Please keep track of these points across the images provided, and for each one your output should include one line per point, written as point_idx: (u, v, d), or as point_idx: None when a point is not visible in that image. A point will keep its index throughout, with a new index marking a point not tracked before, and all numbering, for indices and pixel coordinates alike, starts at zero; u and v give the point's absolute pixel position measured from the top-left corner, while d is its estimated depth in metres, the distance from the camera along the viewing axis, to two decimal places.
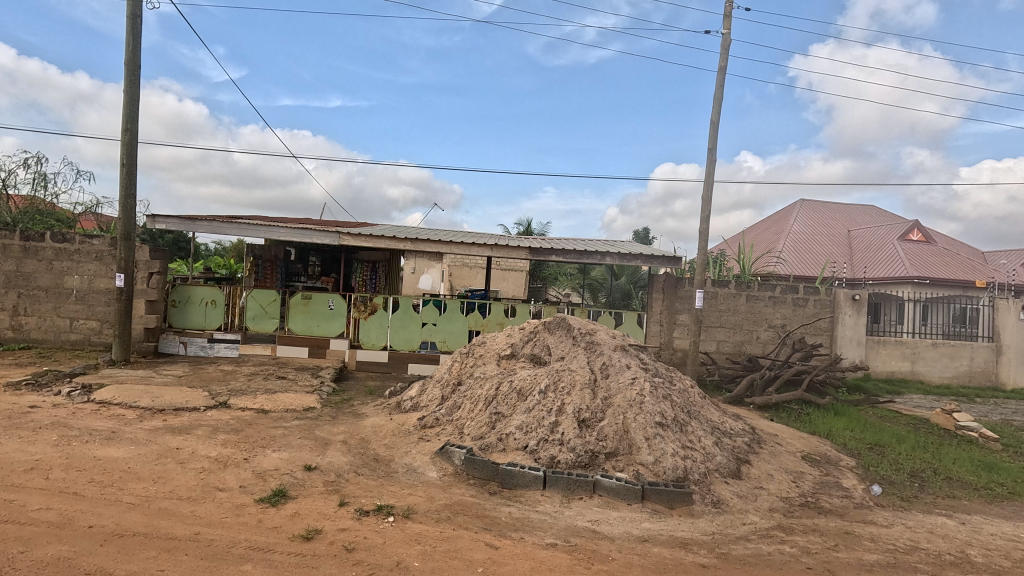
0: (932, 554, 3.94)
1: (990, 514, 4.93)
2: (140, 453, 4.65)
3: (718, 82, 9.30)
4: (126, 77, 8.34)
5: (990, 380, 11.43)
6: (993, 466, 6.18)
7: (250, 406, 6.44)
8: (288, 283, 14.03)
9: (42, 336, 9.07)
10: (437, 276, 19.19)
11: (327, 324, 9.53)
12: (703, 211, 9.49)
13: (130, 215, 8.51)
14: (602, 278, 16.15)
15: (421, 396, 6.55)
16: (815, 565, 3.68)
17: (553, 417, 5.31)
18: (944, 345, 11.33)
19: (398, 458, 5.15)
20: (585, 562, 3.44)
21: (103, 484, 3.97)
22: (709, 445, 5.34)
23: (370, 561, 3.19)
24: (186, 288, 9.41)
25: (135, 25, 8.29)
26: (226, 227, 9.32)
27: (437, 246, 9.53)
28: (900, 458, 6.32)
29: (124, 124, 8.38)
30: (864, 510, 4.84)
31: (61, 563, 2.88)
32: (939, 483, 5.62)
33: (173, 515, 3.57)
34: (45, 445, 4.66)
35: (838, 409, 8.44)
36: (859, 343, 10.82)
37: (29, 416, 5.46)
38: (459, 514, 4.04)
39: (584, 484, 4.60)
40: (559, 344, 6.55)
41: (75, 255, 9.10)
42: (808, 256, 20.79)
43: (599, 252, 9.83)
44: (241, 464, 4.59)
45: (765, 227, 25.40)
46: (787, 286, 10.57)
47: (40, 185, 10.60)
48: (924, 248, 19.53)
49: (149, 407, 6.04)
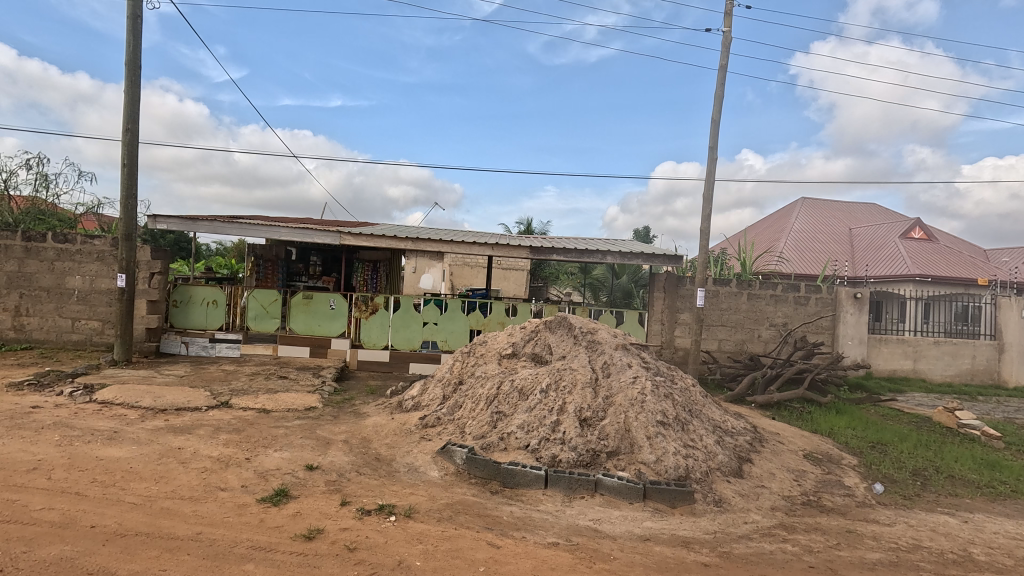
0: (935, 553, 3.93)
1: (992, 512, 4.93)
2: (142, 453, 4.65)
3: (718, 80, 9.29)
4: (127, 77, 8.34)
5: (992, 378, 11.41)
6: (996, 464, 6.17)
7: (252, 405, 6.45)
8: (289, 283, 14.03)
9: (44, 337, 9.09)
10: (438, 275, 19.18)
11: (328, 324, 9.53)
12: (704, 210, 9.48)
13: (131, 215, 8.52)
14: (603, 277, 16.14)
15: (422, 396, 6.55)
16: (818, 563, 3.67)
17: (554, 416, 5.31)
18: (946, 344, 11.31)
19: (399, 458, 5.15)
20: (587, 561, 3.45)
21: (105, 484, 3.98)
22: (711, 444, 5.33)
23: (372, 560, 3.19)
24: (188, 288, 9.42)
25: (136, 25, 8.29)
26: (227, 227, 9.32)
27: (438, 245, 9.53)
28: (902, 456, 6.31)
29: (125, 124, 8.38)
30: (867, 508, 4.84)
31: (64, 563, 2.88)
32: (941, 482, 5.61)
33: (175, 515, 3.57)
34: (47, 445, 4.66)
35: (839, 408, 8.43)
36: (861, 341, 10.81)
37: (31, 416, 5.47)
38: (461, 513, 4.03)
39: (585, 483, 4.60)
40: (560, 343, 6.54)
41: (76, 255, 9.11)
42: (809, 255, 20.76)
43: (599, 251, 9.82)
44: (242, 464, 4.60)
45: (766, 226, 25.39)
46: (788, 285, 10.56)
47: (42, 185, 10.61)
48: (926, 246, 19.50)
49: (150, 408, 6.04)
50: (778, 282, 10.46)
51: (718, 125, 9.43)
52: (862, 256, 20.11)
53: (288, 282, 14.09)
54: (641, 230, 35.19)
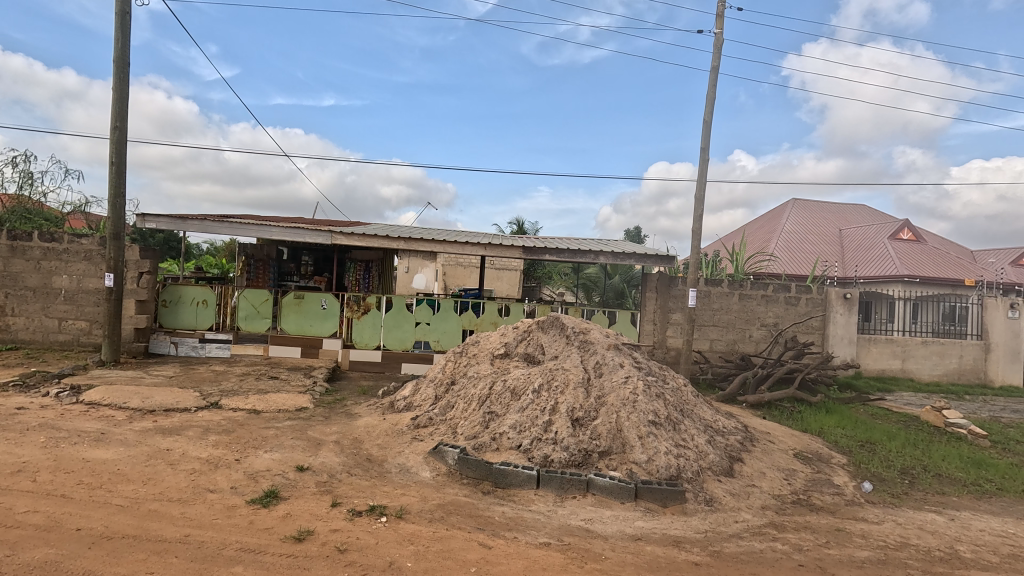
0: (921, 551, 3.96)
1: (979, 510, 4.98)
2: (130, 455, 4.60)
3: (710, 82, 9.36)
4: (116, 75, 8.25)
5: (979, 377, 11.55)
6: (982, 462, 6.24)
7: (242, 406, 6.40)
8: (281, 283, 13.98)
9: (30, 337, 8.97)
10: (431, 275, 19.20)
11: (320, 324, 9.47)
12: (696, 212, 9.52)
13: (119, 214, 8.42)
14: (596, 277, 16.19)
15: (414, 396, 6.53)
16: (807, 562, 3.69)
17: (547, 416, 5.31)
18: (933, 344, 11.43)
19: (391, 459, 5.12)
20: (579, 561, 3.44)
21: (92, 486, 3.93)
22: (702, 443, 5.35)
23: (363, 561, 3.17)
24: (178, 287, 9.35)
25: (125, 22, 8.20)
26: (217, 226, 9.23)
27: (432, 244, 9.51)
28: (890, 454, 6.37)
29: (114, 122, 8.29)
30: (855, 507, 4.87)
31: (48, 567, 2.84)
32: (928, 480, 5.66)
33: (162, 517, 3.54)
34: (32, 447, 4.60)
35: (829, 407, 8.48)
36: (850, 341, 10.90)
37: (17, 417, 5.41)
38: (453, 514, 4.02)
39: (577, 483, 4.60)
40: (553, 343, 6.55)
41: (63, 254, 9.00)
42: (800, 256, 20.96)
43: (593, 251, 9.81)
44: (232, 465, 4.55)
45: (758, 225, 25.60)
46: (779, 285, 10.63)
47: (27, 183, 10.44)
48: (914, 247, 19.69)
49: (139, 408, 5.98)
50: (770, 283, 10.52)
51: (710, 126, 9.47)
52: (851, 257, 20.29)
53: (280, 282, 14.03)
54: (633, 232, 35.33)
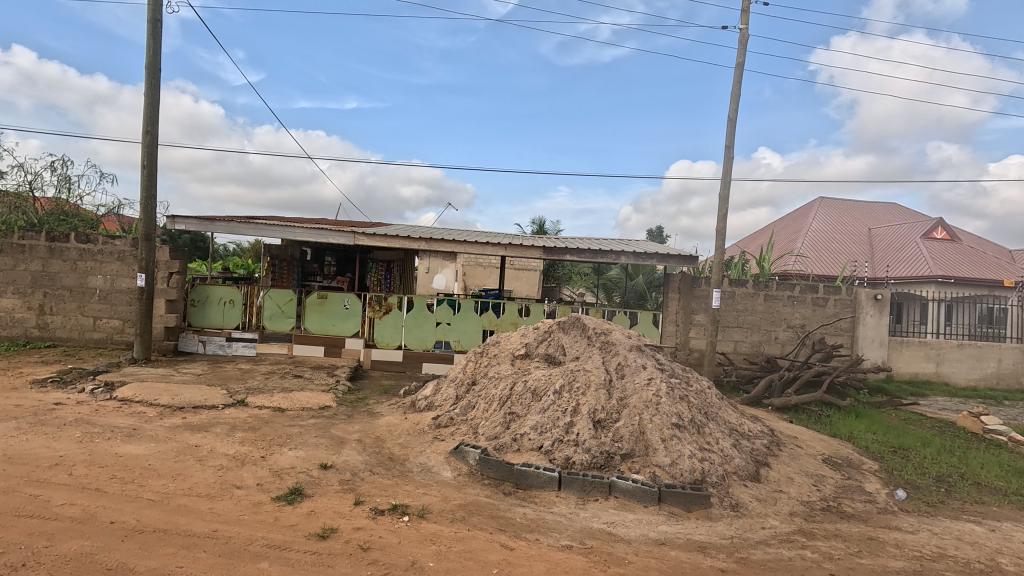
0: (960, 562, 3.82)
1: (1021, 521, 4.78)
2: (160, 451, 4.70)
3: (735, 79, 9.18)
4: (148, 80, 8.47)
5: (1018, 382, 11.11)
6: (1023, 471, 5.99)
7: (267, 404, 6.49)
8: (305, 283, 14.29)
9: (67, 335, 9.27)
10: (451, 275, 19.39)
11: (342, 324, 9.58)
12: (719, 211, 9.37)
13: (151, 215, 8.62)
14: (616, 278, 16.10)
15: (435, 395, 6.55)
16: (838, 571, 3.59)
17: (568, 418, 5.27)
18: (969, 347, 11.06)
19: (413, 458, 5.14)
20: (601, 565, 3.40)
21: (125, 480, 4.03)
22: (727, 447, 5.26)
23: (386, 560, 3.18)
24: (206, 287, 9.55)
25: (156, 29, 8.41)
26: (243, 227, 9.39)
27: (452, 244, 9.53)
28: (925, 462, 6.16)
29: (145, 126, 8.51)
30: (888, 515, 4.73)
31: (83, 559, 2.91)
32: (967, 489, 5.45)
33: (191, 512, 3.61)
34: (68, 442, 4.74)
35: (859, 412, 8.26)
36: (881, 343, 10.59)
37: (54, 413, 5.57)
38: (474, 515, 4.02)
39: (599, 485, 4.56)
40: (574, 344, 6.50)
41: (98, 255, 9.27)
42: (827, 256, 20.51)
43: (614, 251, 9.72)
44: (257, 463, 4.61)
45: (784, 224, 25.10)
46: (807, 286, 10.39)
47: (64, 186, 10.81)
48: (948, 247, 19.06)
49: (169, 405, 6.12)
50: (797, 283, 10.30)
51: (735, 124, 9.30)
52: (882, 257, 19.75)
53: (303, 282, 14.32)
54: (654, 231, 35.02)
